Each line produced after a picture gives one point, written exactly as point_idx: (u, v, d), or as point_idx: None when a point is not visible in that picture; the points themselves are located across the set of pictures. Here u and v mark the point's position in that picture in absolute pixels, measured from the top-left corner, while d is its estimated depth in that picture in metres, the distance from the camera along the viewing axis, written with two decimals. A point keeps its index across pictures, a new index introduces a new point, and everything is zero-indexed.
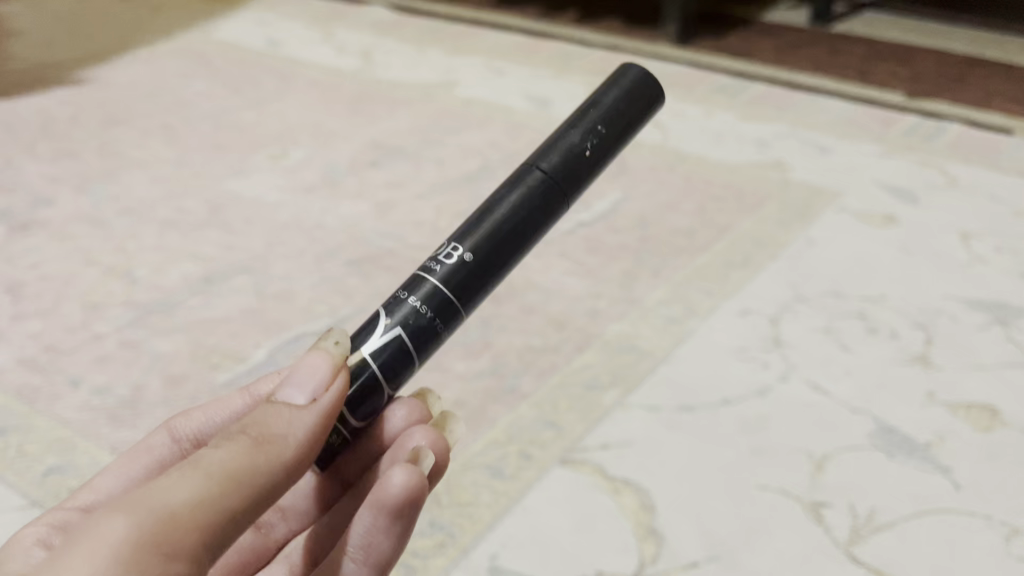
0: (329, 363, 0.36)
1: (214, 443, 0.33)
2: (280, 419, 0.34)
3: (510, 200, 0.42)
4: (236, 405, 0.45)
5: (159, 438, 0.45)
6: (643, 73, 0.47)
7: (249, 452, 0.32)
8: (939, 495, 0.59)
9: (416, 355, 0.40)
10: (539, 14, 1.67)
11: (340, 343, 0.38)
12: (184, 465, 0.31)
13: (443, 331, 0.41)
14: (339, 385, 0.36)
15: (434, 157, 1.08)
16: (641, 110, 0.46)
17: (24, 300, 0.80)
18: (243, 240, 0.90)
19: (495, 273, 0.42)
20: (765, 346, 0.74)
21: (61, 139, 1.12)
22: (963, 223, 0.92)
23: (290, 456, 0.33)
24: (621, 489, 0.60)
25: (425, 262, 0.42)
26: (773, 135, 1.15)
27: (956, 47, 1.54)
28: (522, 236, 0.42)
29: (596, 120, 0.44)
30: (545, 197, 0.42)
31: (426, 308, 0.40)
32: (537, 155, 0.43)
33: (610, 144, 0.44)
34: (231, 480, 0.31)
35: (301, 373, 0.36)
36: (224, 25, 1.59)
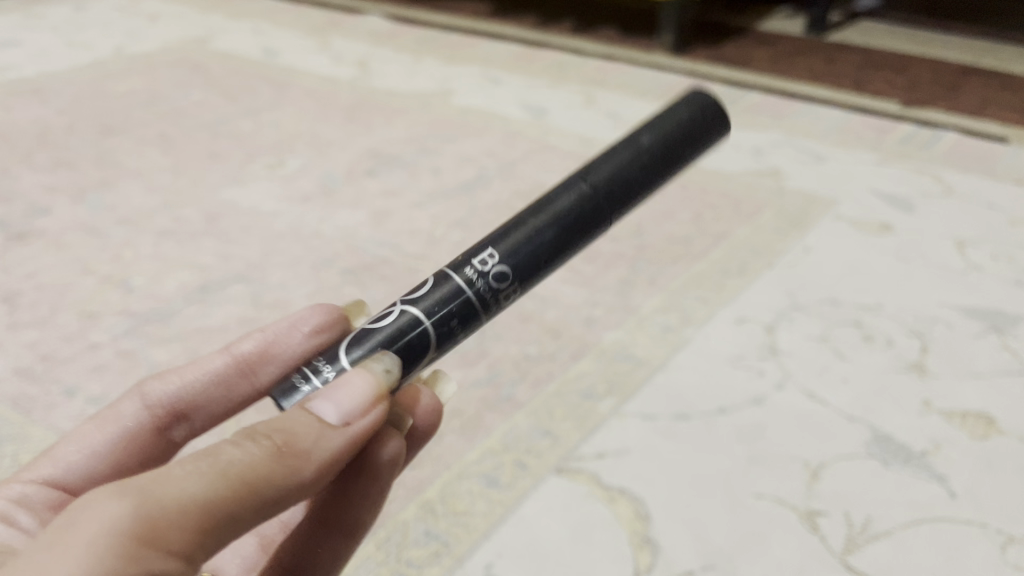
0: (372, 388, 0.36)
1: (234, 438, 0.32)
2: (308, 432, 0.34)
3: (555, 206, 0.45)
4: (215, 366, 0.50)
5: (133, 403, 0.48)
6: (699, 111, 0.51)
7: (266, 461, 0.32)
8: (935, 504, 0.59)
9: (430, 351, 0.42)
10: (536, 24, 1.68)
11: (389, 372, 0.38)
12: (202, 455, 0.31)
13: (460, 331, 0.42)
14: (373, 415, 0.36)
15: (431, 166, 1.08)
16: (689, 146, 0.50)
17: (20, 309, 0.80)
18: (239, 249, 0.90)
19: (525, 281, 0.44)
20: (762, 354, 0.74)
21: (58, 148, 1.12)
22: (958, 231, 0.93)
23: (309, 475, 0.33)
24: (616, 498, 0.60)
25: (457, 261, 0.43)
26: (769, 143, 1.15)
27: (950, 55, 1.54)
28: (559, 243, 0.44)
29: (647, 145, 0.48)
30: (586, 208, 0.45)
31: (447, 307, 0.42)
32: (587, 169, 0.47)
33: (657, 169, 0.48)
34: (241, 484, 0.31)
35: (340, 390, 0.36)
36: (221, 35, 1.60)
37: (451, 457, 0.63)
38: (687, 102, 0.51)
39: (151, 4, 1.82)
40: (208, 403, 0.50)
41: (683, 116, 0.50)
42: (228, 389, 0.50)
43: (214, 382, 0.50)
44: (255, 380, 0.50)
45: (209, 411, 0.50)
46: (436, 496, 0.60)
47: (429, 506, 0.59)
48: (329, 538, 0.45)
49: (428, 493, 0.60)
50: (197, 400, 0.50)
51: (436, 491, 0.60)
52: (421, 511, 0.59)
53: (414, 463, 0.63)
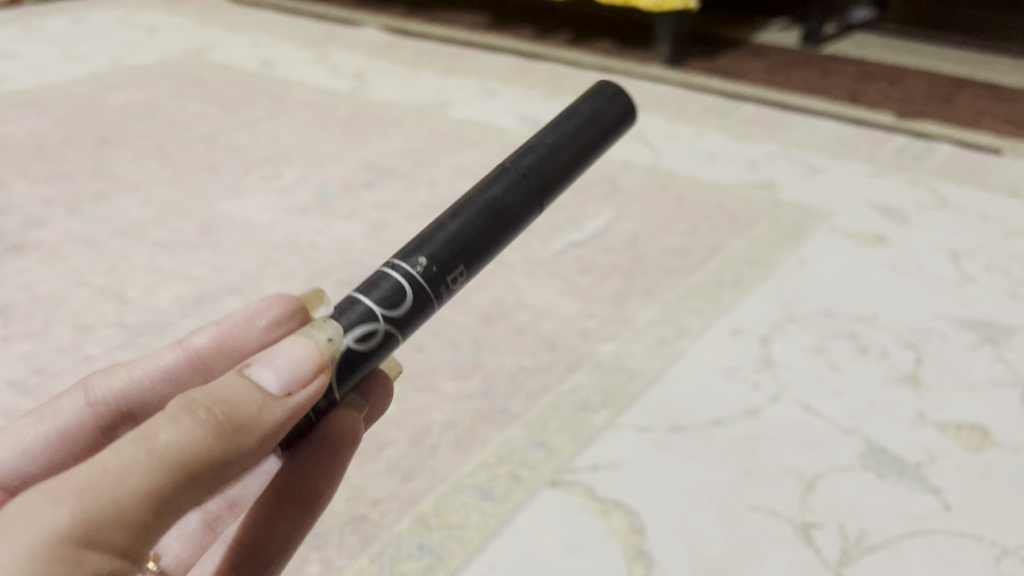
0: (314, 356, 0.32)
1: (170, 410, 0.28)
2: (251, 399, 0.29)
3: (491, 192, 0.40)
4: (164, 359, 0.42)
5: (70, 400, 0.41)
6: (613, 94, 0.48)
7: (208, 441, 0.28)
8: (929, 516, 0.59)
9: (391, 338, 0.37)
10: (532, 35, 1.69)
11: (332, 339, 0.34)
12: (137, 437, 0.27)
13: (412, 321, 0.38)
14: (316, 385, 0.32)
15: (427, 177, 1.08)
16: (611, 130, 0.47)
17: (15, 322, 0.80)
18: (235, 261, 0.90)
19: (472, 267, 0.40)
20: (757, 365, 0.74)
21: (54, 160, 1.12)
22: (953, 243, 0.93)
23: (256, 449, 0.30)
24: (611, 511, 0.60)
25: (432, 269, 0.38)
26: (764, 154, 1.16)
27: (944, 67, 1.55)
28: (498, 230, 0.40)
29: (571, 129, 0.45)
30: (523, 193, 0.41)
31: (406, 306, 0.37)
32: (514, 155, 0.43)
33: (582, 153, 0.45)
34: (180, 469, 0.27)
35: (277, 356, 0.31)
36: (218, 47, 1.60)
37: (446, 469, 0.63)
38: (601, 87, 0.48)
39: (149, 16, 1.82)
40: (161, 402, 0.42)
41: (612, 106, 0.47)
42: (181, 389, 0.42)
43: (164, 378, 0.42)
44: (212, 380, 0.42)
45: (159, 412, 0.43)
46: (430, 509, 0.60)
47: (424, 519, 0.59)
48: (287, 513, 0.43)
49: (423, 506, 0.60)
50: (145, 400, 0.42)
51: (430, 504, 0.60)
52: (415, 524, 0.59)
53: (408, 475, 0.63)
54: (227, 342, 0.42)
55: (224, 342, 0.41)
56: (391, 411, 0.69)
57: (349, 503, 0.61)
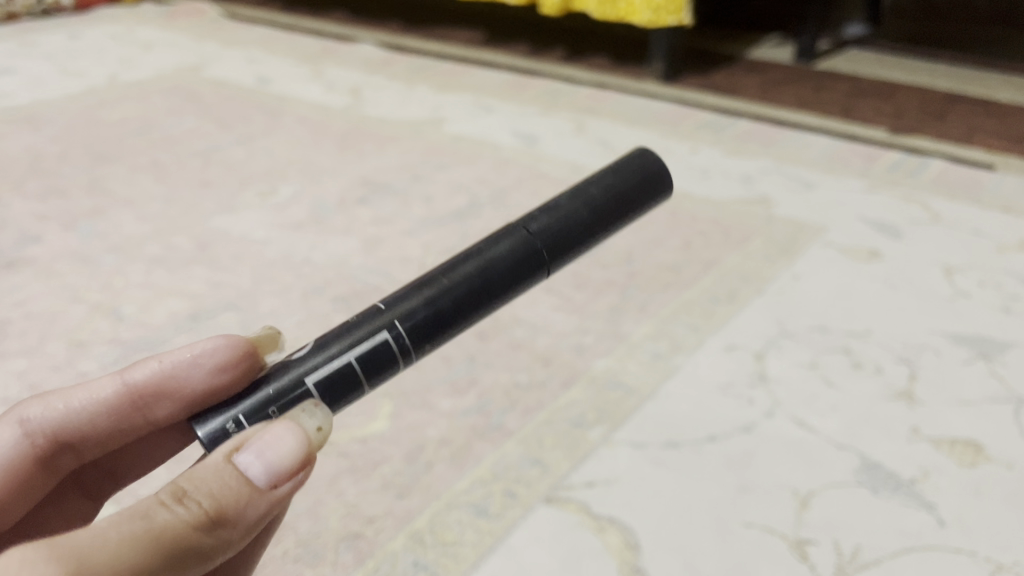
0: (301, 448, 0.33)
1: (165, 496, 0.31)
2: (235, 492, 0.32)
3: (492, 252, 0.42)
4: (104, 390, 0.44)
5: (8, 431, 0.43)
6: (642, 172, 0.49)
7: (193, 534, 0.31)
8: (923, 533, 0.59)
9: (362, 386, 0.39)
10: (527, 51, 1.70)
11: (321, 429, 0.36)
12: (134, 516, 0.30)
13: (381, 374, 0.39)
14: (297, 479, 0.34)
15: (423, 193, 1.08)
16: (630, 208, 0.48)
17: (9, 338, 0.80)
18: (231, 277, 0.90)
19: (453, 328, 0.41)
20: (752, 381, 0.74)
21: (50, 177, 1.12)
22: (946, 258, 0.93)
23: (232, 538, 0.33)
24: (605, 528, 0.60)
25: (417, 337, 0.40)
26: (758, 170, 1.16)
27: (936, 83, 1.56)
28: (490, 289, 0.42)
29: (589, 200, 0.46)
30: (523, 256, 0.43)
31: (383, 367, 0.39)
32: (527, 218, 0.44)
33: (594, 227, 0.46)
34: (164, 554, 0.30)
35: (269, 446, 0.33)
36: (214, 63, 1.61)
37: (441, 486, 0.63)
38: (630, 163, 0.50)
39: (145, 32, 1.83)
40: (96, 431, 0.45)
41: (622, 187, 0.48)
42: (117, 421, 0.44)
43: (102, 410, 0.44)
44: (152, 416, 0.45)
45: (95, 440, 0.45)
46: (424, 526, 0.60)
47: (419, 537, 0.59)
48: None
49: (417, 523, 0.60)
50: (81, 428, 0.44)
51: (424, 522, 0.60)
52: (410, 541, 0.59)
53: (403, 492, 0.63)
54: (167, 381, 0.44)
55: (167, 381, 0.44)
56: (386, 430, 0.69)
57: (344, 520, 0.61)
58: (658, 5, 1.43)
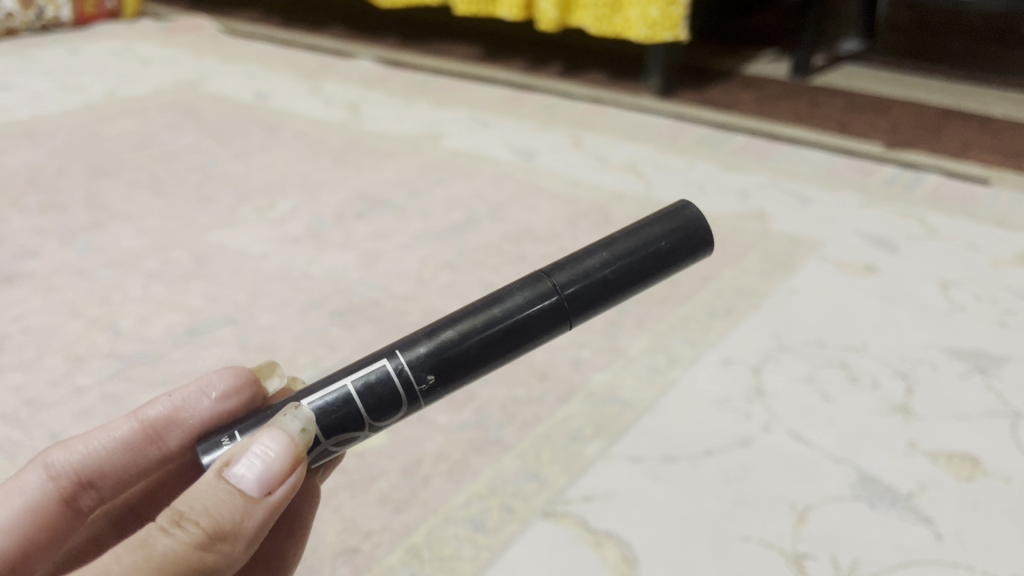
0: (287, 452, 0.35)
1: (163, 521, 0.32)
2: (233, 503, 0.33)
3: (509, 301, 0.41)
4: (122, 429, 0.46)
5: (33, 476, 0.43)
6: (696, 219, 0.46)
7: (198, 552, 0.32)
8: (921, 546, 0.59)
9: (362, 428, 0.40)
10: (525, 67, 1.70)
11: (305, 430, 0.38)
12: (135, 547, 0.32)
13: (385, 417, 0.41)
14: (290, 480, 0.35)
15: (420, 208, 1.09)
16: (679, 259, 0.45)
17: (7, 353, 0.80)
18: (229, 292, 0.90)
19: (459, 378, 0.41)
20: (749, 396, 0.74)
21: (49, 192, 1.12)
22: (941, 273, 0.94)
23: (238, 550, 0.33)
24: (603, 542, 0.59)
25: (412, 372, 0.40)
26: (754, 185, 1.16)
27: (931, 98, 1.57)
28: (504, 339, 0.41)
29: (629, 249, 0.44)
30: (539, 310, 0.41)
31: (380, 396, 0.40)
32: (558, 266, 0.43)
33: (630, 280, 0.44)
34: None
35: (256, 455, 0.34)
36: (213, 79, 1.61)
37: (439, 501, 0.63)
38: (685, 206, 0.46)
39: (145, 48, 1.84)
40: (115, 470, 0.46)
41: (670, 231, 0.45)
42: (135, 457, 0.46)
43: (121, 448, 0.46)
44: (168, 447, 0.47)
45: (116, 479, 0.46)
46: (421, 540, 0.60)
47: (416, 551, 0.59)
48: None
49: (414, 538, 0.60)
50: (102, 468, 0.45)
51: (421, 536, 0.60)
52: (407, 556, 0.59)
53: (400, 507, 0.63)
54: (181, 413, 0.46)
55: (182, 412, 0.46)
56: (383, 445, 0.69)
57: (342, 535, 0.60)
58: (655, 21, 1.43)
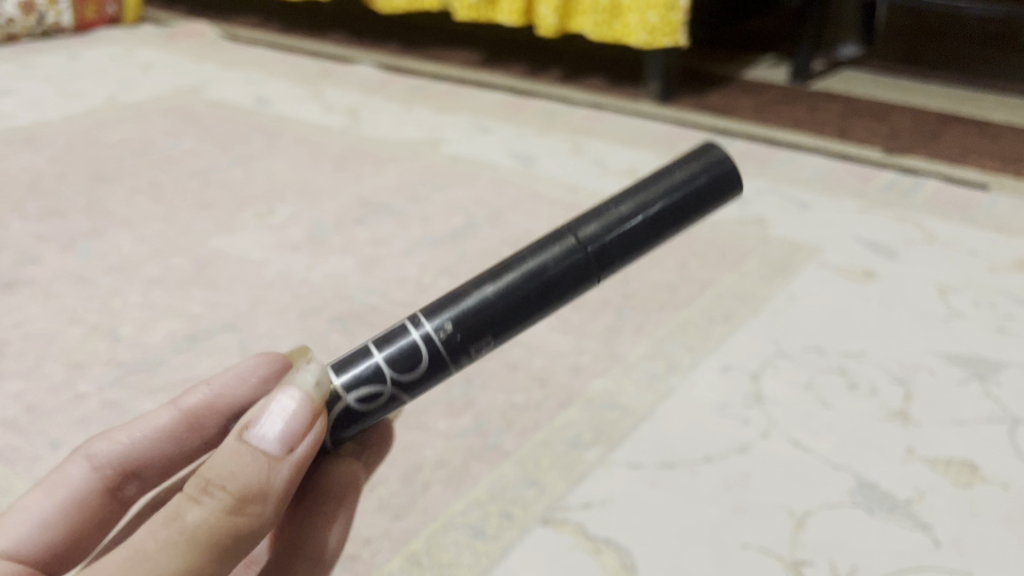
0: (304, 409, 0.35)
1: (192, 491, 0.33)
2: (255, 466, 0.33)
3: (534, 260, 0.42)
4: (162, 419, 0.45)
5: (77, 467, 0.44)
6: (708, 168, 0.47)
7: (225, 518, 0.33)
8: (919, 553, 0.59)
9: (398, 396, 0.41)
10: (524, 73, 1.71)
11: (318, 381, 0.37)
12: (167, 521, 0.33)
13: (421, 384, 0.41)
14: (312, 434, 0.35)
15: (420, 214, 1.09)
16: (698, 208, 0.46)
17: (7, 360, 0.80)
18: (229, 297, 0.91)
19: (491, 339, 0.41)
20: (747, 402, 0.74)
21: (49, 198, 1.13)
22: (939, 278, 0.94)
23: (270, 509, 0.34)
24: (602, 549, 0.60)
25: (447, 334, 0.40)
26: (753, 191, 1.17)
27: (931, 103, 1.57)
28: (535, 297, 0.42)
29: (648, 201, 0.44)
30: (567, 267, 0.42)
31: (419, 364, 0.40)
32: (580, 221, 0.43)
33: (653, 232, 0.44)
34: (210, 546, 0.33)
35: (275, 417, 0.34)
36: (213, 84, 1.62)
37: (438, 508, 0.63)
38: (697, 156, 0.47)
39: (145, 54, 1.84)
40: (159, 462, 0.45)
41: (686, 181, 0.46)
42: (178, 448, 0.45)
43: (163, 439, 0.45)
44: (209, 435, 0.45)
45: (161, 468, 0.45)
46: (420, 547, 0.60)
47: (415, 558, 0.59)
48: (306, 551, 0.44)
49: (414, 545, 0.60)
50: (147, 458, 0.45)
51: (421, 543, 0.60)
52: (407, 563, 0.59)
53: (400, 514, 0.63)
54: (220, 402, 0.46)
55: (220, 402, 0.45)
56: None
57: None
58: (655, 27, 1.44)
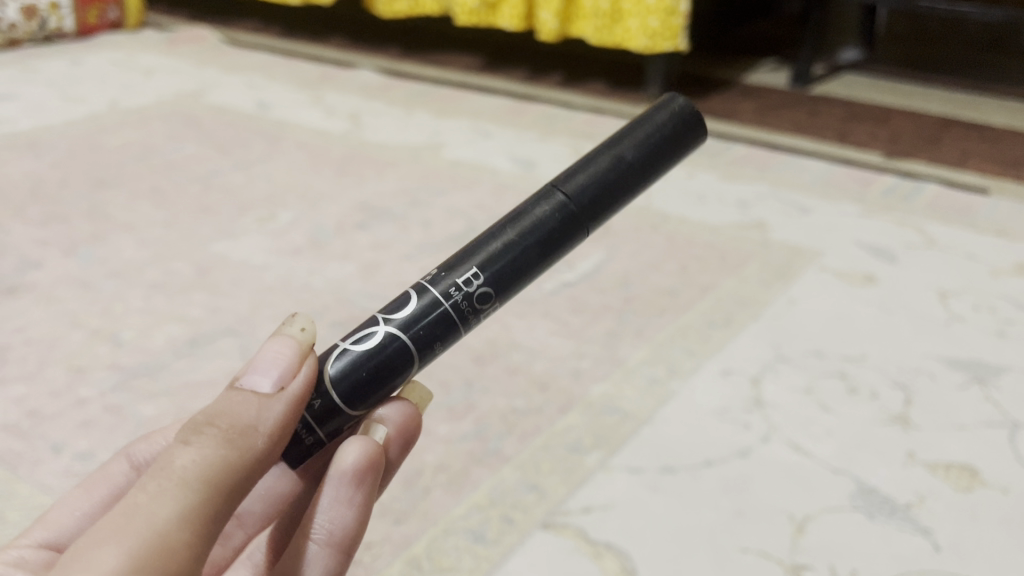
0: (293, 352, 0.38)
1: (183, 437, 0.34)
2: (248, 407, 0.35)
3: (526, 217, 0.43)
4: None
5: (118, 467, 0.45)
6: (679, 108, 0.47)
7: (224, 450, 0.33)
8: (920, 557, 0.59)
9: (410, 365, 0.41)
10: (525, 78, 1.71)
11: (306, 327, 0.40)
12: (158, 469, 0.32)
13: (433, 344, 0.41)
14: (303, 376, 0.38)
15: (421, 219, 1.09)
16: (675, 148, 0.47)
17: (9, 364, 0.80)
18: (230, 302, 0.91)
19: (498, 297, 0.42)
20: (747, 406, 0.74)
21: (51, 203, 1.13)
22: (940, 282, 0.94)
23: (263, 446, 0.35)
24: (602, 553, 0.60)
25: (444, 290, 0.41)
26: (753, 195, 1.17)
27: (931, 107, 1.57)
28: (531, 250, 0.43)
29: (626, 148, 0.46)
30: (559, 220, 0.43)
31: (425, 317, 0.41)
32: (564, 177, 0.45)
33: (639, 176, 0.46)
34: (210, 483, 0.32)
35: (264, 362, 0.37)
36: (214, 89, 1.62)
37: (438, 512, 0.63)
38: (669, 100, 0.48)
39: (147, 59, 1.84)
40: None
41: (660, 124, 0.47)
42: None
43: None
44: None
45: None
46: (422, 552, 0.60)
47: (416, 562, 0.59)
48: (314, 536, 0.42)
49: (414, 549, 0.60)
50: None
51: (422, 547, 0.60)
52: (407, 567, 0.59)
53: (401, 518, 0.63)
54: None
55: None
56: None
57: None
58: (655, 31, 1.44)
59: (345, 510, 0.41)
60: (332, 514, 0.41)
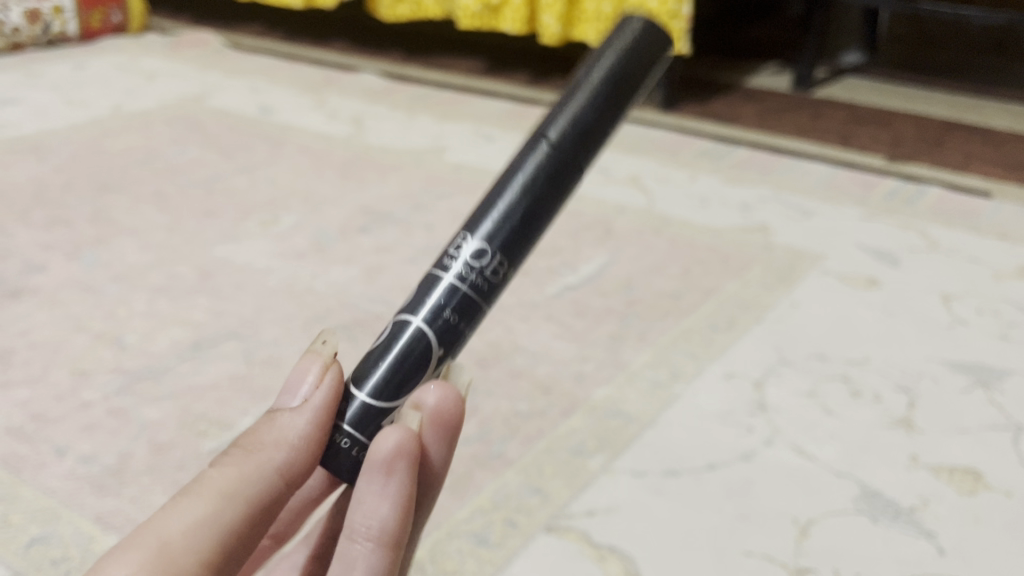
0: (316, 364, 0.39)
1: (213, 461, 0.38)
2: (273, 427, 0.38)
3: (519, 177, 0.39)
4: None
5: None
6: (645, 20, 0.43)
7: (237, 469, 0.37)
8: (923, 561, 0.59)
9: (442, 354, 0.38)
10: (527, 81, 1.71)
11: (329, 342, 0.41)
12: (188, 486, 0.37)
13: (459, 326, 0.39)
14: (330, 381, 0.38)
15: (423, 222, 1.09)
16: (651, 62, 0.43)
17: (13, 368, 0.80)
18: (233, 306, 0.91)
19: (512, 260, 0.39)
20: (751, 410, 0.74)
21: (54, 207, 1.13)
22: (943, 286, 0.94)
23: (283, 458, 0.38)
24: (606, 557, 0.60)
25: (452, 267, 0.39)
26: (756, 198, 1.17)
27: (933, 110, 1.57)
28: (530, 207, 0.39)
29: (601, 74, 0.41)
30: (558, 166, 0.39)
31: (443, 301, 0.38)
32: (546, 121, 0.41)
33: (623, 99, 0.41)
34: (223, 496, 0.36)
35: (288, 383, 0.39)
36: (216, 93, 1.62)
37: (441, 515, 0.63)
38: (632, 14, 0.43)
39: (150, 63, 1.85)
40: None
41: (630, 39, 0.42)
42: None
43: None
44: None
45: None
46: (425, 555, 0.60)
47: (419, 565, 0.59)
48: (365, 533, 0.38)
49: (418, 552, 0.60)
50: None
51: (426, 550, 0.60)
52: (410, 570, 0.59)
53: None
54: None
55: None
56: None
57: None
58: None
59: (381, 505, 0.37)
60: (366, 509, 0.37)
